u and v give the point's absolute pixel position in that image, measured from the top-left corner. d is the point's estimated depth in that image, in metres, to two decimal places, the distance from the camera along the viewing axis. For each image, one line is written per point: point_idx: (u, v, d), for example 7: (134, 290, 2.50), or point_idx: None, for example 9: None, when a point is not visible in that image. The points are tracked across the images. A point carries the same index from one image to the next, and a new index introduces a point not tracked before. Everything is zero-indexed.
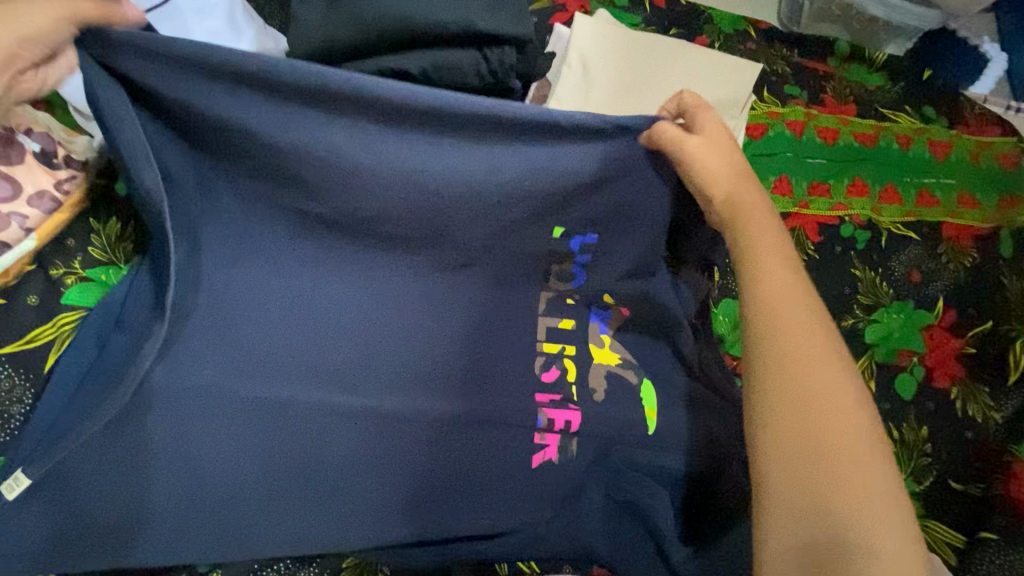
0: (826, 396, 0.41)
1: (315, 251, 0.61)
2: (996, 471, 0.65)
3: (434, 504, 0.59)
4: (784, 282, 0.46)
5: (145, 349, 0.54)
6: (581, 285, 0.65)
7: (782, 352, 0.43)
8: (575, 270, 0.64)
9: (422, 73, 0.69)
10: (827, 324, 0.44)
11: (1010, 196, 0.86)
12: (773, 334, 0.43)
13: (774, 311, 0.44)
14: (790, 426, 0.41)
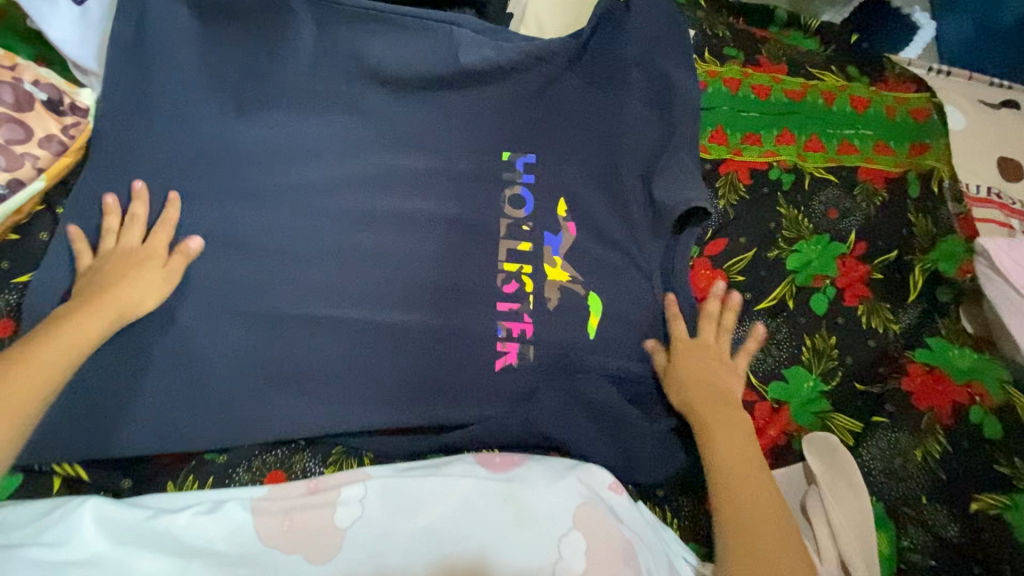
0: (764, 504, 0.62)
1: (313, 196, 0.74)
2: (894, 372, 0.77)
3: (411, 402, 0.69)
4: (756, 504, 0.62)
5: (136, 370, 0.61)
6: (532, 212, 0.78)
7: (706, 403, 0.70)
8: (523, 193, 0.79)
9: (396, 29, 0.78)
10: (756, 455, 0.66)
11: (919, 145, 0.98)
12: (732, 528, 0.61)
13: (733, 499, 0.63)
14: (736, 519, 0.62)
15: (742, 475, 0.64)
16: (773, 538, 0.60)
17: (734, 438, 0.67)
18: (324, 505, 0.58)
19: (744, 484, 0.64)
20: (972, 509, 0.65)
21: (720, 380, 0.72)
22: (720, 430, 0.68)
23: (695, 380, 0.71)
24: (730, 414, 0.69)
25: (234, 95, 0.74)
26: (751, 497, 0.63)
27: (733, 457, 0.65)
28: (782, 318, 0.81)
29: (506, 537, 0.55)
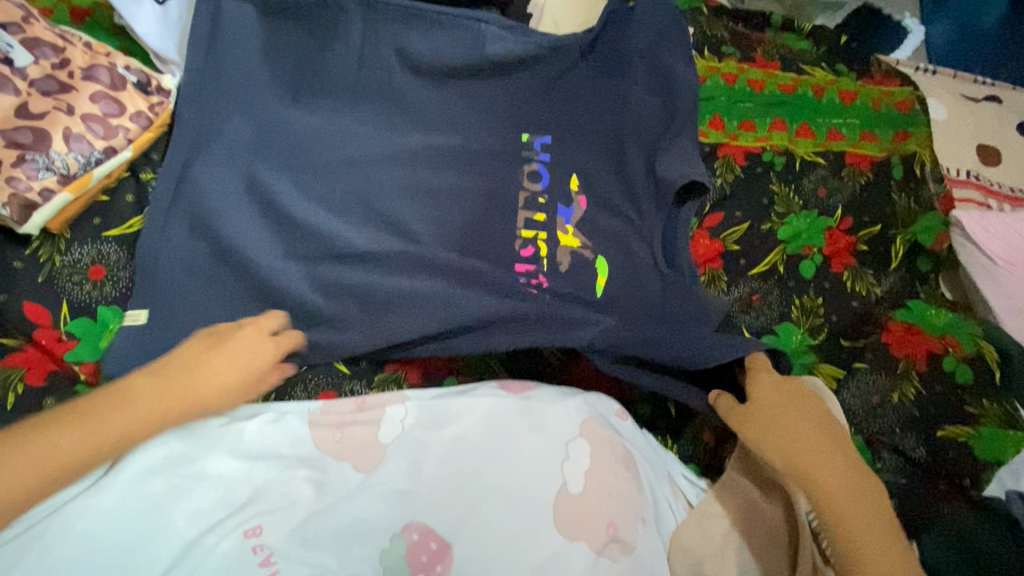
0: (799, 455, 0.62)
1: (356, 168, 0.85)
2: (875, 328, 0.85)
3: (442, 346, 0.78)
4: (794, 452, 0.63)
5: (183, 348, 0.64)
6: (547, 185, 0.88)
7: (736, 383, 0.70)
8: (539, 167, 0.89)
9: (428, 27, 0.89)
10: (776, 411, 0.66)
11: (902, 133, 1.06)
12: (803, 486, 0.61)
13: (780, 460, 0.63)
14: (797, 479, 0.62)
15: (828, 479, 0.60)
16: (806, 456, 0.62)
17: (808, 440, 0.63)
18: (370, 421, 0.66)
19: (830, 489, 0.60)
20: (940, 436, 0.73)
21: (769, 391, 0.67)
22: (788, 444, 0.63)
23: (766, 409, 0.66)
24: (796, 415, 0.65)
25: (293, 84, 0.86)
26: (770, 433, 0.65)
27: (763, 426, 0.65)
28: (774, 281, 0.90)
29: (521, 444, 0.64)
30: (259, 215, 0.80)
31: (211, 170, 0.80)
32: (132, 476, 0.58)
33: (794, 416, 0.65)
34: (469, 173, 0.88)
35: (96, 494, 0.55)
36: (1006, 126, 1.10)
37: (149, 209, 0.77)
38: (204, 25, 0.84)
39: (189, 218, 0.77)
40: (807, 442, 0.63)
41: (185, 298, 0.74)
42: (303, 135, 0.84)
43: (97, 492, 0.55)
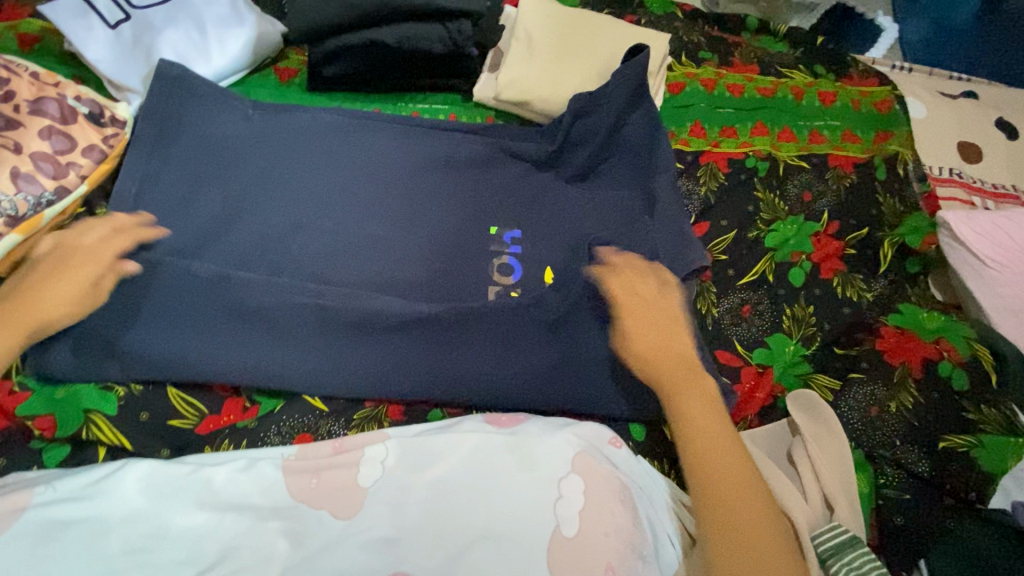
0: (725, 469, 0.60)
1: (329, 200, 0.83)
2: (870, 334, 0.83)
3: (425, 379, 0.72)
4: (723, 457, 0.61)
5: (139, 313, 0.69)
6: (519, 277, 0.82)
7: (666, 359, 0.68)
8: (511, 262, 0.83)
9: (396, 43, 0.87)
10: (708, 417, 0.63)
11: (883, 132, 1.06)
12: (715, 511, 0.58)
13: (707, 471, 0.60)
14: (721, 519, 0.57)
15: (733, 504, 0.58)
16: (738, 487, 0.59)
17: (745, 507, 0.58)
18: (347, 463, 0.61)
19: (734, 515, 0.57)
20: (942, 447, 0.70)
21: (685, 389, 0.65)
22: (721, 509, 0.58)
23: (700, 432, 0.62)
24: (727, 447, 0.62)
25: (265, 121, 0.86)
26: (708, 451, 0.61)
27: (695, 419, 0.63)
28: (764, 291, 0.87)
29: (509, 482, 0.60)
30: (232, 256, 0.77)
31: (181, 214, 0.78)
32: (81, 541, 0.55)
33: (738, 480, 0.59)
34: (445, 203, 0.86)
35: (39, 569, 0.52)
36: (985, 121, 1.09)
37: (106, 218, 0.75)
38: (176, 69, 0.82)
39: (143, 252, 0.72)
40: (744, 515, 0.57)
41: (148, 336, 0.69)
42: (276, 174, 0.83)
43: (40, 566, 0.53)
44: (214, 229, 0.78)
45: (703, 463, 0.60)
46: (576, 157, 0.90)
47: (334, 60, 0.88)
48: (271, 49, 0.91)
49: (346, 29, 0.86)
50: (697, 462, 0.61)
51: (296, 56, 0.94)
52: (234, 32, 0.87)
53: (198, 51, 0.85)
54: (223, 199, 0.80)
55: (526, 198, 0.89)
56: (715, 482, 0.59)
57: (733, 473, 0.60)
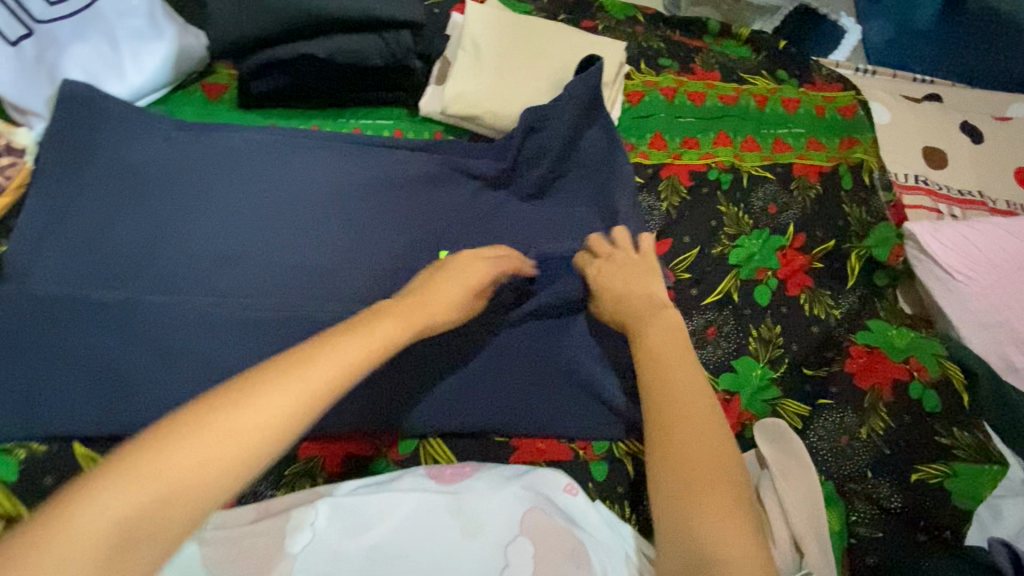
0: (679, 396, 0.55)
1: (259, 226, 0.76)
2: (840, 354, 0.79)
3: (369, 419, 0.68)
4: (677, 385, 0.57)
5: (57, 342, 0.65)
6: None
7: (634, 302, 0.67)
8: None
9: (329, 56, 0.81)
10: (677, 354, 0.60)
11: (847, 139, 1.03)
12: (664, 438, 0.53)
13: (661, 398, 0.56)
14: (666, 447, 0.53)
15: (682, 434, 0.53)
16: (694, 415, 0.54)
17: (693, 426, 0.53)
18: (272, 529, 0.55)
19: (684, 445, 0.52)
20: (915, 479, 0.68)
21: (653, 326, 0.63)
22: (669, 421, 0.54)
23: (656, 360, 0.60)
24: (692, 380, 0.57)
25: (190, 142, 0.78)
26: (663, 380, 0.57)
27: (653, 356, 0.60)
28: (729, 311, 0.83)
29: (451, 551, 0.54)
30: (147, 291, 0.69)
31: (91, 246, 0.70)
32: None
33: (692, 402, 0.55)
34: (390, 226, 0.80)
35: None
36: (951, 124, 1.07)
37: (8, 255, 0.69)
38: (83, 88, 0.75)
39: (50, 288, 0.67)
40: (693, 435, 0.53)
41: (57, 390, 0.64)
42: (201, 198, 0.75)
43: None
44: (127, 261, 0.70)
45: (659, 391, 0.57)
46: (531, 172, 0.84)
47: (264, 76, 0.82)
48: (194, 63, 0.85)
49: (273, 42, 0.80)
50: (652, 392, 0.57)
51: (225, 70, 0.88)
52: (152, 48, 0.81)
53: (111, 69, 0.79)
54: (138, 228, 0.72)
55: (479, 218, 0.83)
56: (666, 408, 0.55)
57: (689, 403, 0.55)
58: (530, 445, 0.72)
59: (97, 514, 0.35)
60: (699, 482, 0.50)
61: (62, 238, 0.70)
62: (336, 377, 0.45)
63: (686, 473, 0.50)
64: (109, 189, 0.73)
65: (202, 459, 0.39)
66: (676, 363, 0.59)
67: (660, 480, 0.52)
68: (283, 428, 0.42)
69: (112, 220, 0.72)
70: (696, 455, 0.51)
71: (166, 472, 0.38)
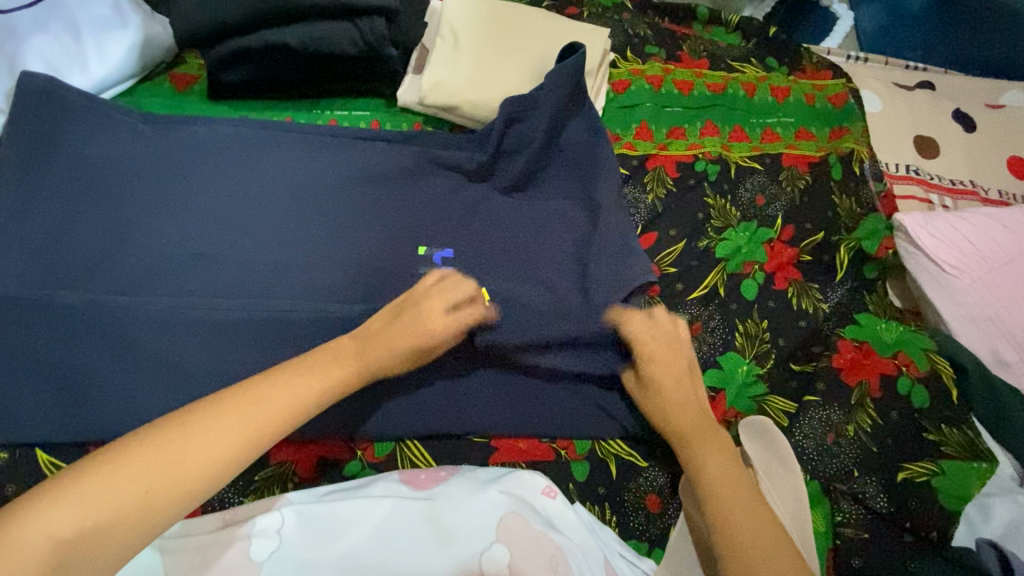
0: (722, 480, 0.60)
1: (228, 223, 0.73)
2: (827, 350, 0.78)
3: (344, 421, 0.66)
4: (718, 470, 0.61)
5: (19, 346, 0.63)
6: None
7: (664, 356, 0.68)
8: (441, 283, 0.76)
9: (299, 45, 0.78)
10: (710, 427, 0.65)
11: (838, 129, 1.01)
12: (712, 496, 0.59)
13: (715, 500, 0.59)
14: (722, 514, 0.57)
15: (725, 497, 0.59)
16: (734, 484, 0.60)
17: (727, 476, 0.60)
18: (237, 539, 0.53)
19: (727, 505, 0.58)
20: (901, 479, 0.66)
21: (677, 386, 0.67)
22: (705, 474, 0.61)
23: (695, 441, 0.64)
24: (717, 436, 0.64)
25: (157, 136, 0.75)
26: (716, 469, 0.61)
27: (688, 438, 0.64)
28: (715, 306, 0.81)
29: (423, 562, 0.53)
30: (111, 292, 0.67)
31: (52, 245, 0.68)
32: None
33: (737, 480, 0.60)
34: (366, 222, 0.77)
35: None
36: (942, 111, 1.05)
37: None
38: (44, 82, 0.73)
39: (13, 291, 0.65)
40: (738, 499, 0.58)
41: (19, 394, 0.62)
42: (167, 194, 0.73)
43: None
44: (89, 261, 0.68)
45: (713, 485, 0.60)
46: (512, 165, 0.82)
47: (234, 65, 0.79)
48: (162, 54, 0.82)
49: (241, 31, 0.77)
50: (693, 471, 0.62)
51: (195, 59, 0.85)
52: (116, 37, 0.78)
53: (73, 60, 0.76)
54: (101, 226, 0.70)
55: (457, 213, 0.81)
56: (716, 488, 0.60)
57: (723, 464, 0.61)
58: (510, 445, 0.70)
59: (41, 530, 0.38)
60: (752, 530, 0.55)
61: (22, 237, 0.68)
62: (235, 446, 0.44)
63: (739, 517, 0.57)
64: (72, 186, 0.71)
65: (95, 529, 0.39)
66: (709, 441, 0.63)
67: (717, 533, 0.57)
68: (208, 478, 0.43)
69: (75, 219, 0.69)
70: (742, 510, 0.57)
71: (36, 540, 0.38)
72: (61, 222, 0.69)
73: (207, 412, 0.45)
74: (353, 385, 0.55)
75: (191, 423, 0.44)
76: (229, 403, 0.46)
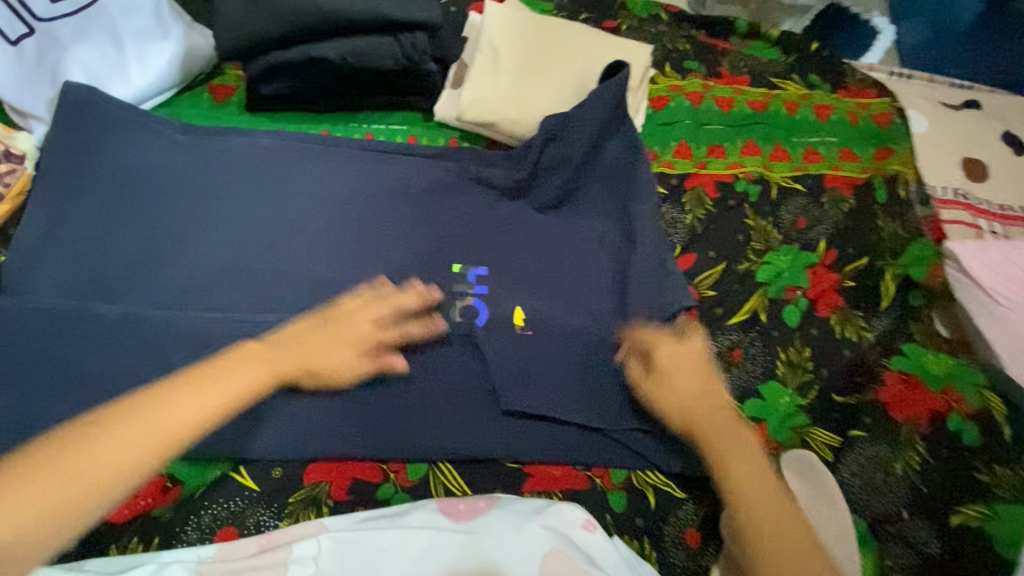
0: (755, 490, 0.50)
1: (264, 237, 0.72)
2: (871, 382, 0.75)
3: (379, 443, 0.66)
4: (748, 459, 0.52)
5: (57, 359, 0.63)
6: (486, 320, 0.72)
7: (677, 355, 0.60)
8: (475, 302, 0.73)
9: (341, 59, 0.77)
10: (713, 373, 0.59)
11: (883, 150, 0.98)
12: (743, 508, 0.49)
13: (719, 446, 0.53)
14: (761, 538, 0.48)
15: (762, 518, 0.49)
16: (773, 502, 0.50)
17: (762, 494, 0.50)
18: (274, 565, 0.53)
19: (766, 527, 0.48)
20: (954, 522, 0.64)
21: (696, 371, 0.59)
22: (742, 489, 0.50)
23: (698, 415, 0.55)
24: (732, 422, 0.55)
25: (195, 147, 0.75)
26: (724, 434, 0.54)
27: (704, 408, 0.56)
28: (756, 333, 0.79)
29: None
30: (147, 306, 0.66)
31: (92, 257, 0.68)
32: None
33: (774, 493, 0.50)
34: (402, 238, 0.76)
35: None
36: (991, 133, 1.01)
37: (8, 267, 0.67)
38: (87, 92, 0.73)
39: (54, 303, 0.65)
40: (780, 522, 0.48)
41: (55, 408, 0.62)
42: (204, 206, 0.72)
43: None
44: (128, 273, 0.68)
45: (737, 477, 0.51)
46: (549, 184, 0.80)
47: (275, 78, 0.78)
48: (202, 64, 0.82)
49: (284, 44, 0.77)
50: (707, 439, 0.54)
51: (233, 70, 0.85)
52: (157, 48, 0.78)
53: (114, 70, 0.76)
54: (139, 238, 0.70)
55: (494, 230, 0.79)
56: (729, 464, 0.52)
57: (762, 475, 0.51)
58: (544, 472, 0.69)
59: None
60: (790, 542, 0.47)
61: (62, 248, 0.68)
62: (127, 461, 0.40)
63: (785, 535, 0.48)
64: (112, 196, 0.71)
65: None
66: (725, 422, 0.55)
67: (751, 526, 0.49)
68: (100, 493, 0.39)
69: (114, 230, 0.69)
70: (789, 534, 0.48)
71: None
72: (100, 234, 0.69)
73: (111, 424, 0.40)
74: (250, 397, 0.47)
75: (73, 440, 0.39)
76: (125, 408, 0.41)
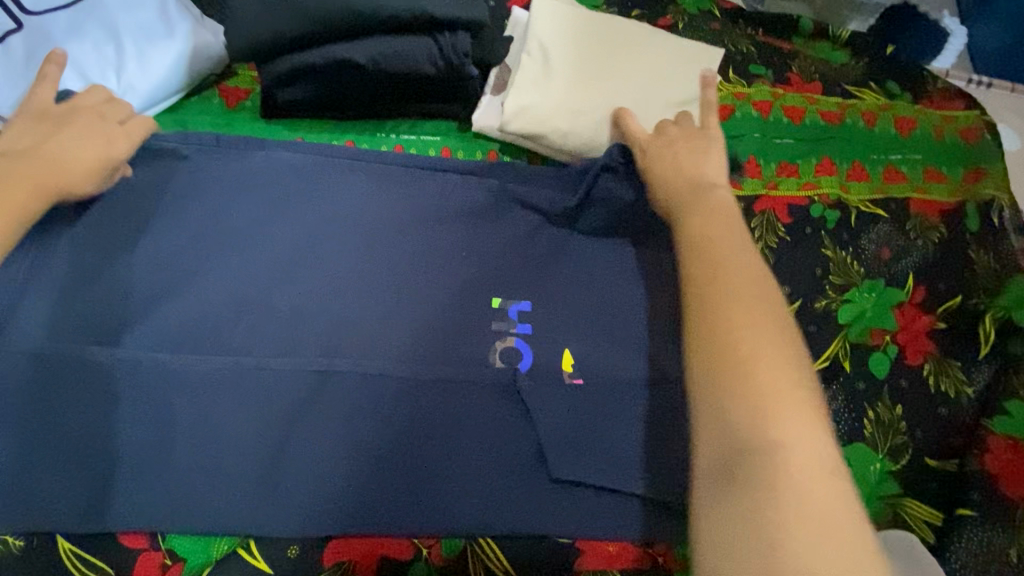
0: (771, 380, 0.39)
1: (282, 267, 0.63)
2: (972, 447, 0.67)
3: (411, 514, 0.57)
4: (765, 346, 0.41)
5: (40, 410, 0.54)
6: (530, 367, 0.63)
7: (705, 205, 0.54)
8: (518, 342, 0.64)
9: (371, 62, 0.67)
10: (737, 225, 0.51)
11: (974, 169, 0.86)
12: (735, 383, 0.39)
13: (727, 329, 0.42)
14: (749, 404, 0.38)
15: (759, 403, 0.39)
16: (789, 397, 0.39)
17: (779, 381, 0.39)
18: None
19: (766, 428, 0.38)
20: None
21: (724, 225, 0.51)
22: (749, 340, 0.41)
23: (728, 273, 0.46)
24: (770, 309, 0.44)
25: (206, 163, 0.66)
26: (746, 291, 0.45)
27: (721, 261, 0.48)
28: (839, 384, 0.69)
29: None
30: (145, 348, 0.57)
31: (83, 291, 0.59)
32: None
33: (795, 396, 0.39)
34: (438, 269, 0.66)
35: None
36: None
37: None
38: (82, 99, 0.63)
39: (39, 346, 0.56)
40: (798, 430, 0.37)
41: (41, 472, 0.53)
42: (214, 231, 0.63)
43: None
44: (124, 309, 0.59)
45: (734, 322, 0.42)
46: (605, 207, 0.70)
47: (294, 82, 0.69)
48: (212, 66, 0.72)
49: (306, 44, 0.67)
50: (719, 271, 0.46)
51: (248, 72, 0.75)
52: (162, 47, 0.69)
53: (113, 71, 0.66)
54: (141, 268, 0.61)
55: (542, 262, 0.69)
56: (739, 347, 0.41)
57: (785, 368, 0.40)
58: (599, 548, 0.59)
59: None
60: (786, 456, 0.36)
61: (51, 278, 0.59)
62: None
63: (772, 442, 0.37)
64: (110, 219, 0.62)
65: None
66: (744, 274, 0.46)
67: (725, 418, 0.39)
68: None
69: (111, 259, 0.60)
70: (786, 440, 0.37)
71: None
72: (95, 263, 0.60)
73: None
74: None
75: None
76: None
